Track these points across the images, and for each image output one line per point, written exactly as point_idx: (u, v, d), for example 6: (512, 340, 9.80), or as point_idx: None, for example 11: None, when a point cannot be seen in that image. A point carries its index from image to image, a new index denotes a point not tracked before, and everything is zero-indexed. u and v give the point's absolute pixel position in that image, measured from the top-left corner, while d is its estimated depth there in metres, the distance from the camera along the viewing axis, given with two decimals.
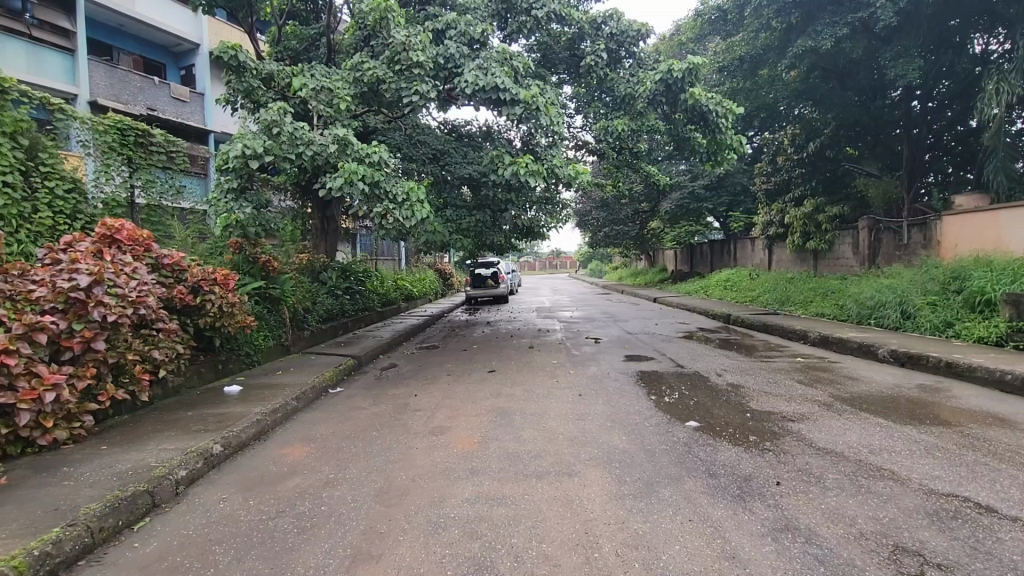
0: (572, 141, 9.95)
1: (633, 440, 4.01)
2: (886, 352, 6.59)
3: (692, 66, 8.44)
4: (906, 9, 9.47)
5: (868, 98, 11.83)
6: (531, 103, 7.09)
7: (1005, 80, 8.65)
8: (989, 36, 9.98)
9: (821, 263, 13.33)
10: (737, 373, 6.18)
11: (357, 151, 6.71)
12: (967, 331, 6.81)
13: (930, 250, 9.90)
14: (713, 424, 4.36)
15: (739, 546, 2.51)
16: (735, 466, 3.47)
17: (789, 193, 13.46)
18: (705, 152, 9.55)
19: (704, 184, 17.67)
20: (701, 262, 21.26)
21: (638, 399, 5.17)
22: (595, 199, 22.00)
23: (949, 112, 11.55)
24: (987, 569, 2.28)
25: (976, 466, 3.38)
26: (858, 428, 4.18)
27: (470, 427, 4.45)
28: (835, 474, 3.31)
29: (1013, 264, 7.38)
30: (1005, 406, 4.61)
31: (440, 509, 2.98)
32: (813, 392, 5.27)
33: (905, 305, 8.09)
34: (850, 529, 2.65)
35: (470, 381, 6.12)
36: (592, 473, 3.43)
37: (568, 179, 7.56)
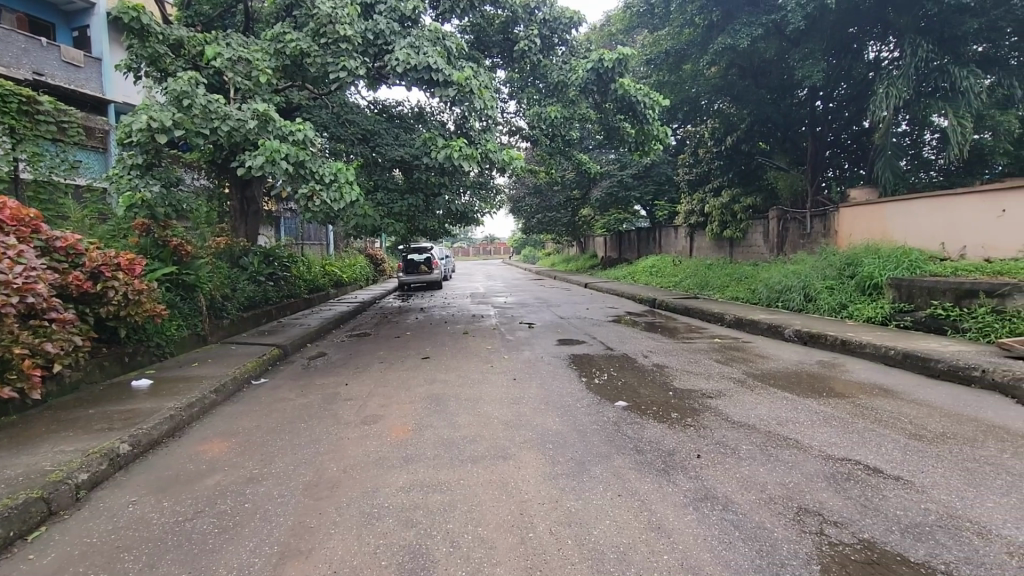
0: (506, 127, 9.95)
1: (566, 422, 4.14)
2: (791, 331, 7.21)
3: (623, 57, 8.61)
4: (813, 13, 10.19)
5: (778, 97, 12.60)
6: (464, 85, 6.96)
7: (893, 85, 9.67)
8: (882, 44, 10.91)
9: (736, 250, 14.27)
10: (662, 354, 6.52)
11: (279, 128, 6.25)
12: (858, 312, 7.59)
13: (829, 239, 10.87)
14: (639, 403, 4.58)
15: (665, 517, 2.68)
16: (659, 442, 3.68)
17: (709, 184, 14.28)
18: (633, 141, 9.70)
19: (631, 173, 18.22)
20: (629, 248, 22.10)
21: (570, 381, 5.33)
22: (529, 185, 22.31)
23: (846, 113, 12.53)
24: (875, 524, 2.58)
25: (866, 432, 3.79)
26: (766, 402, 4.56)
27: (404, 414, 4.40)
28: (747, 445, 3.60)
29: (898, 251, 8.23)
30: (891, 378, 5.18)
31: (372, 499, 2.93)
32: (729, 370, 5.68)
33: (808, 289, 8.87)
34: (762, 494, 2.90)
35: (405, 368, 6.02)
36: (527, 455, 3.50)
37: (501, 164, 7.55)
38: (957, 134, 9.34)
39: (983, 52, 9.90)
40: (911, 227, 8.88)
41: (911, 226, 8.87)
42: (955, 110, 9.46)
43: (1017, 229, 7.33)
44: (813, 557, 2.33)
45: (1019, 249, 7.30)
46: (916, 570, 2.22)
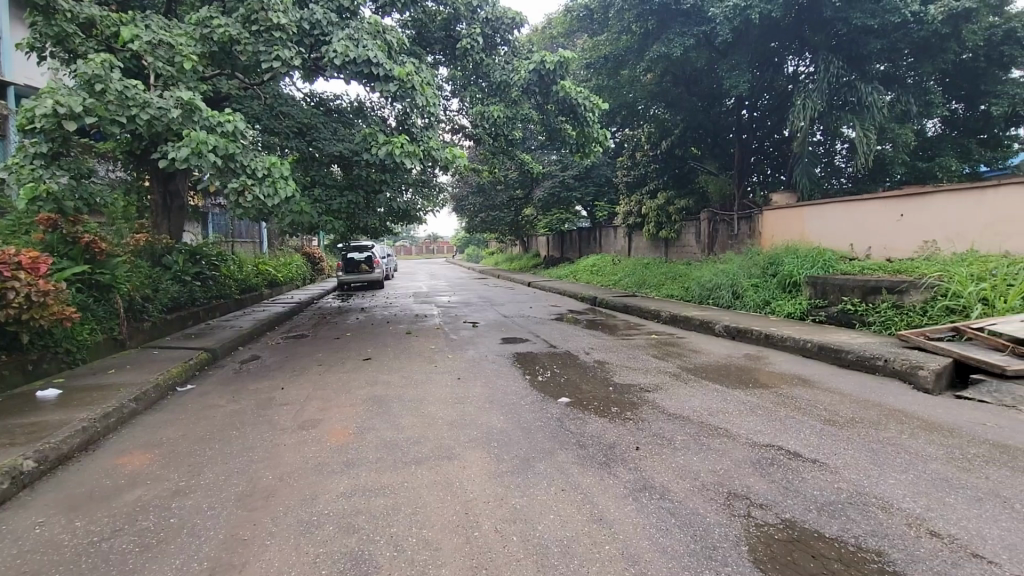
0: (448, 125, 9.86)
1: (510, 419, 4.17)
2: (721, 327, 7.63)
3: (564, 60, 8.79)
4: (739, 27, 10.83)
5: (709, 104, 13.38)
6: (406, 81, 6.86)
7: (810, 98, 10.50)
8: (799, 59, 11.86)
9: (671, 250, 14.90)
10: (603, 350, 6.71)
11: (206, 118, 5.87)
12: (780, 308, 8.14)
13: (754, 239, 11.58)
14: (582, 399, 4.69)
15: (606, 509, 2.76)
16: (600, 436, 3.79)
17: (645, 186, 14.82)
18: (574, 142, 9.85)
19: (572, 174, 18.58)
20: (571, 248, 22.56)
21: (514, 379, 5.38)
22: (472, 184, 22.27)
23: (769, 122, 13.35)
24: (795, 504, 2.79)
25: (787, 420, 4.09)
26: (699, 394, 4.81)
27: (344, 418, 4.27)
28: (682, 436, 3.79)
29: (814, 252, 8.90)
30: (808, 369, 5.61)
31: (311, 507, 2.83)
32: (665, 365, 5.94)
33: (736, 287, 9.42)
34: (696, 482, 3.06)
35: (345, 370, 5.84)
36: (472, 455, 3.49)
37: (444, 162, 7.47)
38: (863, 144, 10.24)
39: (885, 71, 10.96)
40: (825, 229, 9.65)
41: (825, 228, 9.64)
42: (861, 122, 10.35)
43: (912, 231, 8.14)
44: (741, 538, 2.48)
45: (914, 249, 8.10)
46: (831, 545, 2.42)
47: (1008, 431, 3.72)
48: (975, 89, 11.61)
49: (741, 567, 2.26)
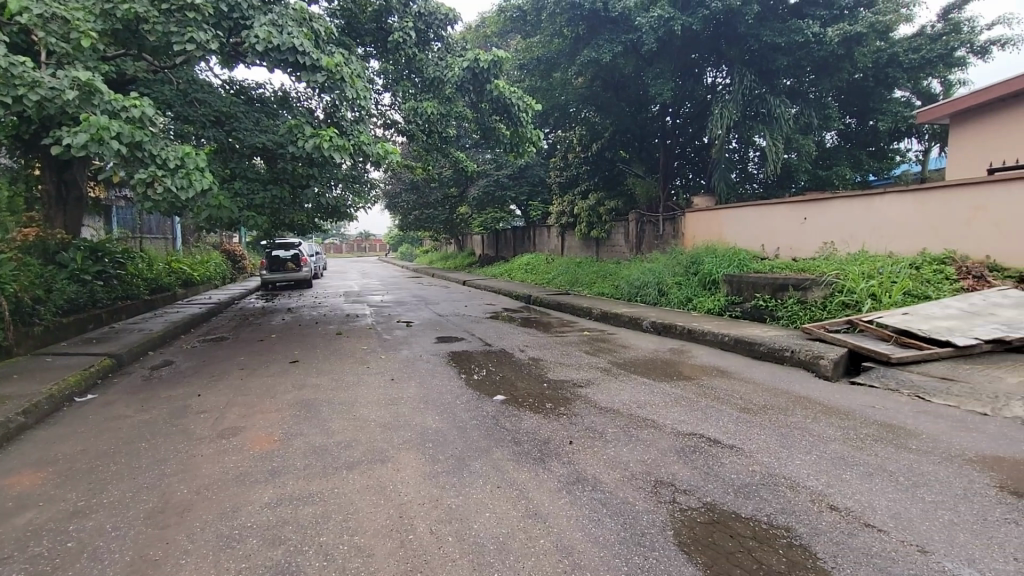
0: (380, 119, 9.65)
1: (445, 419, 4.14)
2: (648, 323, 7.99)
3: (497, 59, 8.77)
4: (664, 38, 11.38)
5: (636, 110, 13.91)
6: (334, 71, 6.61)
7: (726, 108, 11.21)
8: (717, 71, 12.63)
9: (600, 249, 15.38)
10: (537, 347, 6.82)
11: (108, 102, 5.33)
12: (700, 304, 8.64)
13: (677, 239, 12.22)
14: (516, 396, 4.75)
15: (540, 503, 2.82)
16: (535, 432, 3.86)
17: (577, 187, 15.21)
18: (508, 142, 9.85)
19: (506, 173, 18.73)
20: (506, 246, 22.71)
21: (449, 378, 5.35)
22: (405, 181, 21.81)
23: (690, 129, 14.09)
24: (715, 488, 2.99)
25: (707, 409, 4.36)
26: (629, 387, 5.01)
27: (268, 424, 4.06)
28: (613, 428, 3.94)
29: (730, 252, 9.53)
30: (726, 361, 6.01)
31: (232, 520, 2.67)
32: (597, 360, 6.14)
33: (661, 285, 9.90)
34: (625, 472, 3.19)
35: (269, 374, 5.55)
36: (406, 457, 3.44)
37: (376, 158, 7.28)
38: (772, 153, 11.09)
39: (791, 86, 11.92)
40: (740, 230, 10.37)
41: (740, 229, 10.35)
42: (771, 132, 11.20)
43: (814, 235, 8.92)
44: (667, 523, 2.62)
45: (816, 249, 8.86)
46: (746, 524, 2.61)
47: (892, 412, 4.18)
48: (865, 106, 12.90)
49: (668, 551, 2.39)
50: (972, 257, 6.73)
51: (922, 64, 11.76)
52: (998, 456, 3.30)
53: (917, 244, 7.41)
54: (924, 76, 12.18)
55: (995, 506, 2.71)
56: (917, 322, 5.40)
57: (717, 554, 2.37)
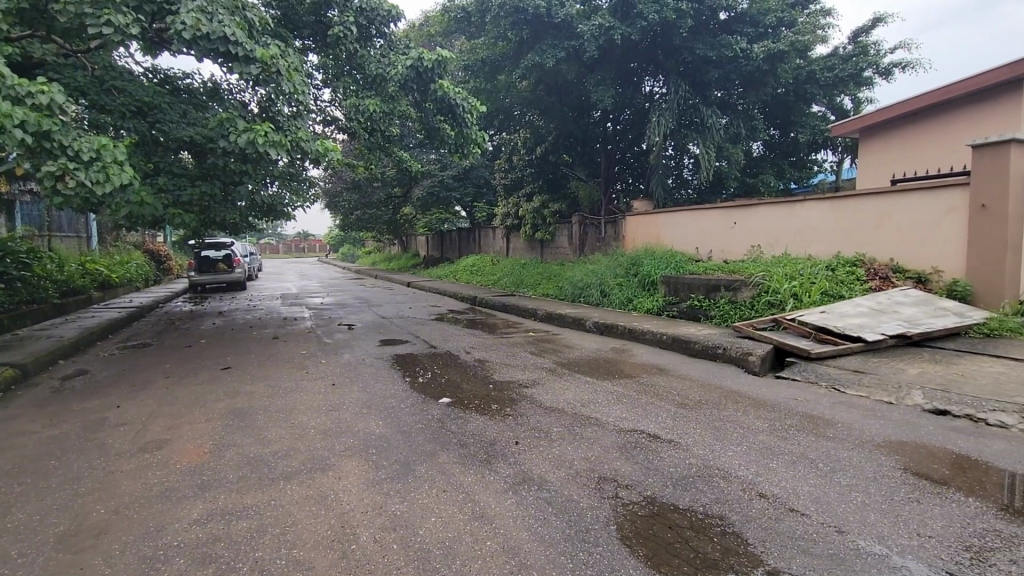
0: (320, 116, 9.32)
1: (388, 424, 4.06)
2: (591, 323, 8.19)
3: (442, 59, 8.71)
4: (604, 46, 11.71)
5: (578, 115, 14.22)
6: (269, 64, 6.34)
7: (663, 116, 11.69)
8: (654, 80, 13.14)
9: (544, 251, 15.57)
10: (482, 349, 6.81)
11: (10, 86, 4.82)
12: (640, 304, 8.95)
13: (618, 242, 12.59)
14: (462, 398, 4.73)
15: (487, 505, 2.82)
16: (481, 434, 3.85)
17: (521, 189, 15.33)
18: (452, 144, 9.72)
19: (451, 174, 18.51)
20: (451, 247, 22.54)
21: (392, 382, 5.24)
22: (346, 180, 21.15)
23: (629, 136, 14.50)
24: (654, 482, 3.10)
25: (647, 405, 4.52)
26: (573, 386, 5.11)
27: (198, 435, 3.82)
28: (558, 427, 4.01)
29: (668, 254, 9.92)
30: (664, 359, 6.26)
31: (156, 540, 2.49)
32: (541, 360, 6.21)
33: (603, 286, 10.17)
34: (570, 470, 3.25)
35: (198, 381, 5.22)
36: (348, 464, 3.34)
37: (316, 155, 7.04)
38: (706, 160, 11.66)
39: (721, 98, 12.61)
40: (676, 233, 10.83)
41: (676, 232, 10.81)
42: (704, 141, 11.77)
43: (742, 238, 9.46)
44: (611, 518, 2.69)
45: (744, 252, 9.39)
46: (684, 515, 2.73)
47: (813, 403, 4.51)
48: (787, 119, 13.83)
49: (612, 545, 2.46)
50: (879, 260, 7.37)
51: (836, 82, 12.75)
52: (903, 441, 3.63)
53: (832, 247, 8.03)
54: (837, 93, 13.22)
55: (900, 487, 2.98)
56: (833, 320, 5.84)
57: (657, 546, 2.46)
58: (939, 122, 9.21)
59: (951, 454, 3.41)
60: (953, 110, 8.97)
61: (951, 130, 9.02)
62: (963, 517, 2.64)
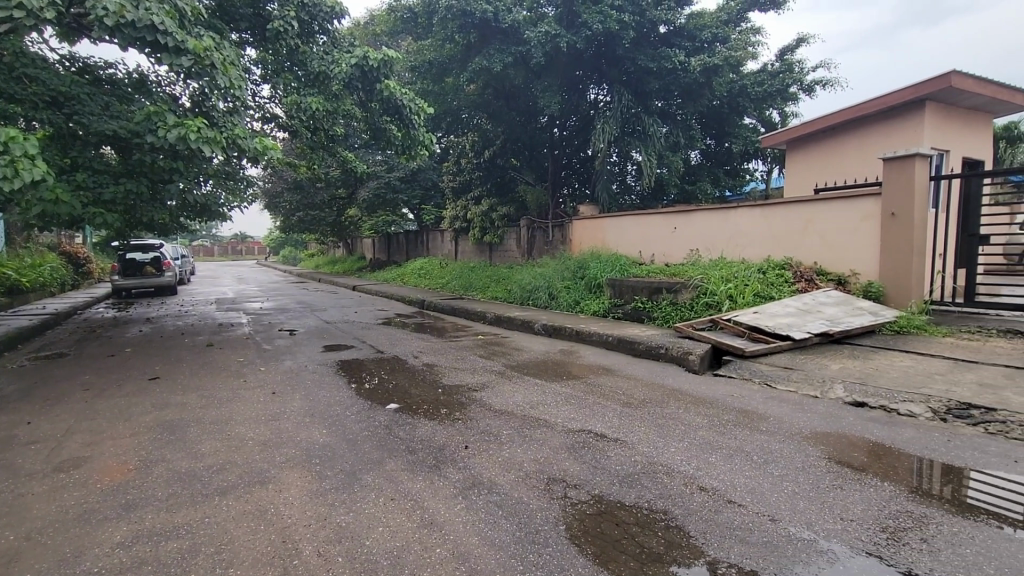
0: (258, 112, 8.95)
1: (333, 432, 3.94)
2: (539, 325, 8.28)
3: (387, 58, 8.56)
4: (550, 53, 11.92)
5: (526, 120, 14.37)
6: (203, 56, 6.03)
7: (607, 123, 12.02)
8: (599, 88, 13.49)
9: (493, 254, 15.58)
10: (431, 353, 6.73)
11: None
12: (587, 306, 9.15)
13: (565, 246, 12.80)
14: (410, 404, 4.65)
15: (436, 512, 2.79)
16: (430, 439, 3.81)
17: (469, 192, 15.29)
18: (399, 145, 9.54)
19: (398, 176, 18.16)
20: (398, 250, 22.15)
21: (337, 389, 5.08)
22: (287, 180, 20.32)
23: (575, 142, 14.73)
24: (602, 480, 3.17)
25: (594, 405, 4.62)
26: (522, 389, 5.14)
27: (123, 451, 3.55)
28: (507, 429, 4.02)
29: (613, 257, 10.19)
30: (610, 359, 6.42)
31: (73, 567, 2.29)
32: (491, 363, 6.21)
33: (551, 289, 10.31)
34: (520, 472, 3.27)
35: (122, 393, 4.86)
36: (289, 475, 3.21)
37: (254, 153, 6.74)
38: (648, 167, 12.08)
39: (661, 107, 13.12)
40: (620, 237, 11.15)
41: (620, 237, 11.13)
42: (647, 148, 12.20)
43: (682, 243, 9.87)
44: (560, 519, 2.73)
45: (684, 256, 9.80)
46: (631, 511, 2.81)
47: (748, 399, 4.76)
48: (722, 130, 14.55)
49: (561, 545, 2.50)
50: (804, 263, 7.88)
51: (766, 96, 13.55)
52: (827, 432, 3.91)
53: (763, 252, 8.52)
54: (767, 107, 14.06)
55: (826, 475, 3.21)
56: (765, 320, 6.20)
57: (605, 543, 2.52)
58: (855, 136, 10.00)
59: (868, 442, 3.70)
60: (867, 126, 9.74)
61: (865, 144, 9.82)
62: (880, 501, 2.87)
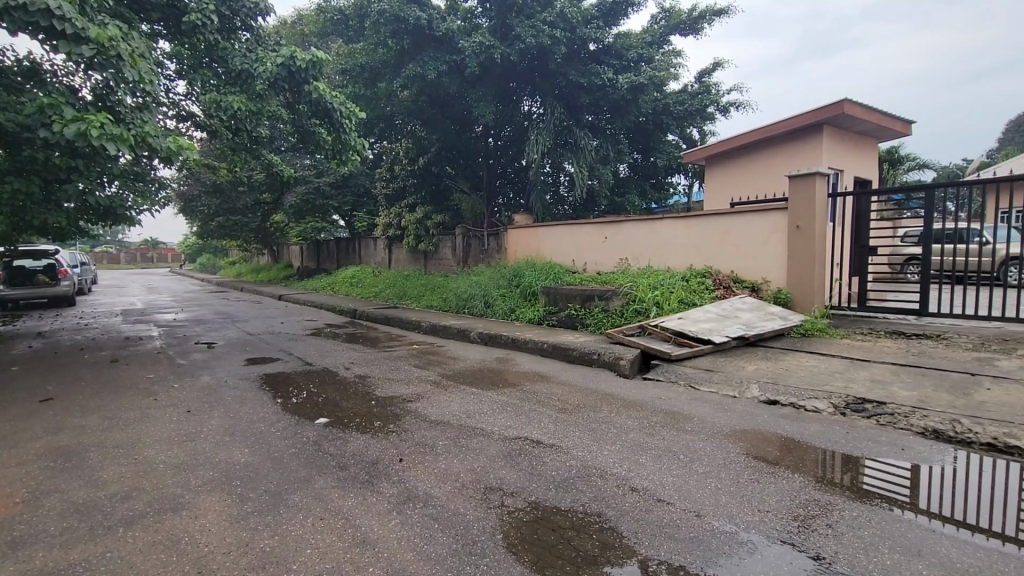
0: (172, 109, 8.35)
1: (256, 451, 3.71)
2: (475, 334, 8.26)
3: (316, 60, 8.25)
4: (484, 63, 12.03)
5: (460, 129, 14.40)
6: (108, 47, 5.54)
7: (540, 135, 12.29)
8: (532, 101, 13.78)
9: (427, 262, 15.38)
10: (363, 364, 6.52)
11: None
12: (522, 314, 9.23)
13: (500, 254, 12.89)
14: (341, 417, 4.48)
15: (369, 529, 2.70)
16: (362, 454, 3.68)
17: (404, 200, 14.98)
18: (329, 149, 9.14)
19: (328, 182, 17.54)
20: (328, 258, 21.36)
21: (262, 405, 4.79)
22: (205, 183, 19.01)
23: (509, 152, 14.92)
24: (538, 487, 3.20)
25: (530, 413, 4.67)
26: (458, 398, 5.10)
27: (7, 483, 3.15)
28: (443, 440, 3.96)
29: (546, 266, 10.38)
30: (545, 366, 6.52)
31: None
32: (426, 373, 6.11)
33: (487, 297, 10.32)
34: (456, 483, 3.23)
35: (7, 417, 4.32)
36: (207, 500, 2.98)
37: (167, 154, 6.27)
38: (579, 178, 12.46)
39: (592, 121, 13.58)
40: (554, 246, 11.40)
41: (553, 246, 11.38)
42: (578, 160, 12.58)
43: (611, 252, 10.24)
44: (497, 528, 2.73)
45: (613, 264, 10.17)
46: (566, 516, 2.86)
47: (674, 401, 5.00)
48: (648, 145, 15.28)
49: (498, 555, 2.49)
50: (723, 272, 8.41)
51: (687, 114, 14.42)
52: (745, 429, 4.18)
53: (686, 261, 9.01)
54: (688, 125, 14.95)
55: (744, 469, 3.43)
56: (688, 325, 6.54)
57: (541, 550, 2.54)
58: (765, 155, 10.85)
59: (780, 437, 4.00)
60: (775, 146, 10.60)
61: (773, 162, 10.68)
62: (792, 492, 3.10)
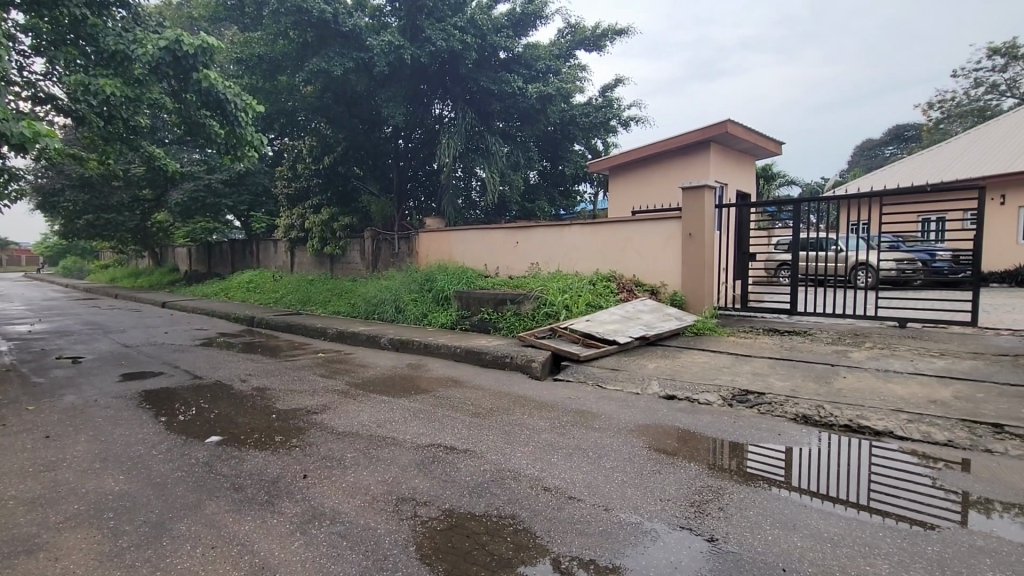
0: (26, 90, 7.28)
1: (135, 477, 3.31)
2: (385, 340, 8.01)
3: (207, 46, 7.49)
4: (394, 62, 11.74)
5: (368, 128, 13.96)
6: None
7: (451, 139, 12.27)
8: (443, 104, 13.71)
9: (333, 266, 14.69)
10: (262, 375, 6.07)
11: None
12: (435, 319, 9.11)
13: (411, 258, 12.64)
14: (237, 434, 4.13)
15: (269, 554, 2.51)
16: (261, 472, 3.42)
17: (308, 200, 14.07)
18: (222, 144, 8.43)
19: (220, 179, 16.21)
20: (221, 261, 19.70)
21: (142, 424, 4.29)
22: (70, 175, 16.39)
23: (420, 155, 14.72)
24: (452, 494, 3.17)
25: (444, 419, 4.61)
26: (368, 408, 4.90)
27: None
28: (352, 452, 3.79)
29: (458, 270, 10.34)
30: (458, 371, 6.48)
31: None
32: (333, 383, 5.82)
33: (397, 302, 10.05)
34: (366, 497, 3.11)
35: None
36: (72, 538, 2.61)
37: (20, 140, 5.44)
38: (491, 183, 12.59)
39: (502, 128, 13.77)
40: (466, 250, 11.39)
41: (465, 250, 11.38)
42: (489, 165, 12.71)
43: (522, 256, 10.43)
44: (410, 540, 2.66)
45: (524, 269, 10.37)
46: (480, 521, 2.85)
47: (583, 400, 5.19)
48: (556, 153, 15.79)
49: (411, 567, 2.43)
50: (626, 276, 8.89)
51: (592, 126, 15.12)
52: (647, 424, 4.44)
53: (592, 266, 9.40)
54: (593, 136, 15.67)
55: (647, 462, 3.64)
56: (595, 327, 6.83)
57: (456, 557, 2.52)
58: (661, 167, 11.64)
59: (678, 430, 4.29)
60: (670, 159, 11.41)
61: (668, 174, 11.50)
62: (689, 481, 3.35)
